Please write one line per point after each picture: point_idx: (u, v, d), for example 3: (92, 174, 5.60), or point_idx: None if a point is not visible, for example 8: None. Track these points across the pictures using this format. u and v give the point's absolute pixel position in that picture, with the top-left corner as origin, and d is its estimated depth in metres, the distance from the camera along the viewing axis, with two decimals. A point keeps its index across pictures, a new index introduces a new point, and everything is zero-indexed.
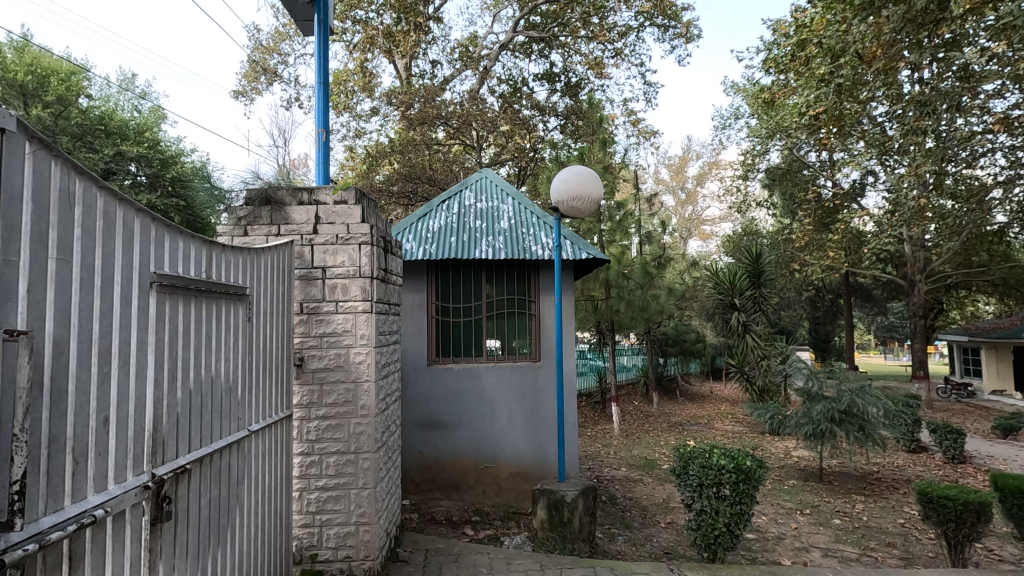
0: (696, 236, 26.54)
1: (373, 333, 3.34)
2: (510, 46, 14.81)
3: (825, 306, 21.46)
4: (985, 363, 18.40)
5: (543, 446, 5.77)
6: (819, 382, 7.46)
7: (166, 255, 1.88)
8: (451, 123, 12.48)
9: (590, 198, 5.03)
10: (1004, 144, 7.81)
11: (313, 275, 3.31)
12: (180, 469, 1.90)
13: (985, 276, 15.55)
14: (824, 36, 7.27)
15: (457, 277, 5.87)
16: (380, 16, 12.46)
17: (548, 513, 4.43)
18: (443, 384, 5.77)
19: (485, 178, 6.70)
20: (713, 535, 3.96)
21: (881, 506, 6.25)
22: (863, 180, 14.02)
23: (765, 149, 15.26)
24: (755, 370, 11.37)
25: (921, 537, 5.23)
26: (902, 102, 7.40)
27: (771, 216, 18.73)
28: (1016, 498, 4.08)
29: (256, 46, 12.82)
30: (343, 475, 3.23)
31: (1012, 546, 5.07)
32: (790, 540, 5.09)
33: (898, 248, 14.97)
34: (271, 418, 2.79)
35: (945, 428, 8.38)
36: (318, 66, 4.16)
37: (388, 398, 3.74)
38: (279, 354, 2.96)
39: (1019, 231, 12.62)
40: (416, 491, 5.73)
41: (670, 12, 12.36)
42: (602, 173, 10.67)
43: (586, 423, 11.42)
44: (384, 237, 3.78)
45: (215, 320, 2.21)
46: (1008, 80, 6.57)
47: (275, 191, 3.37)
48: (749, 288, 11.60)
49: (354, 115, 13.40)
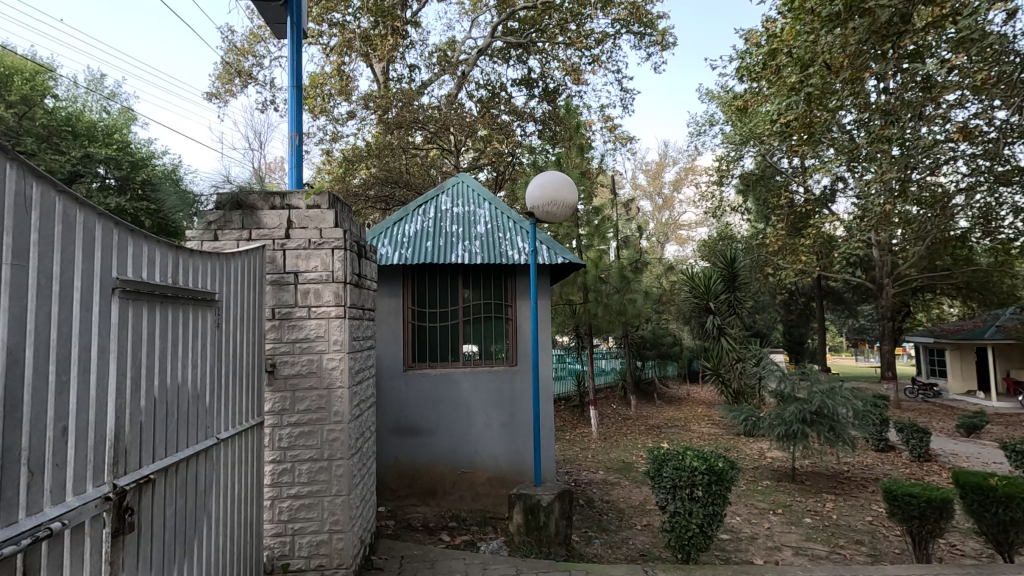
0: (673, 240, 26.93)
1: (347, 339, 3.31)
2: (489, 52, 14.85)
3: (798, 309, 21.92)
4: (949, 364, 19.04)
5: (519, 451, 5.78)
6: (791, 383, 7.60)
7: (129, 259, 1.84)
8: (429, 128, 12.39)
9: (565, 202, 5.06)
10: (966, 152, 8.04)
11: (285, 280, 3.27)
12: (144, 480, 1.86)
13: (949, 279, 16.07)
14: (794, 46, 7.51)
15: (433, 281, 5.85)
16: (357, 20, 12.42)
17: (525, 518, 4.42)
18: (420, 390, 5.73)
19: (462, 183, 6.68)
20: (687, 536, 4.01)
21: (851, 505, 6.40)
22: (834, 187, 14.37)
23: (739, 155, 15.58)
24: (730, 372, 11.57)
25: (888, 534, 5.37)
26: (869, 110, 7.60)
27: (745, 221, 19.10)
28: (976, 494, 4.21)
29: (230, 48, 12.66)
30: (316, 483, 3.19)
31: (974, 541, 5.23)
32: (763, 540, 5.18)
33: (867, 252, 15.38)
34: (241, 426, 2.74)
35: (912, 427, 8.62)
36: (292, 70, 4.11)
37: (362, 404, 3.71)
38: (249, 361, 2.91)
39: (980, 236, 13.06)
40: (392, 498, 5.67)
41: (645, 19, 12.57)
42: (579, 178, 10.76)
43: (564, 427, 11.48)
44: (358, 241, 3.76)
45: (181, 326, 2.16)
46: (968, 90, 6.79)
47: (247, 196, 3.33)
48: (724, 292, 11.80)
49: (331, 118, 13.26)
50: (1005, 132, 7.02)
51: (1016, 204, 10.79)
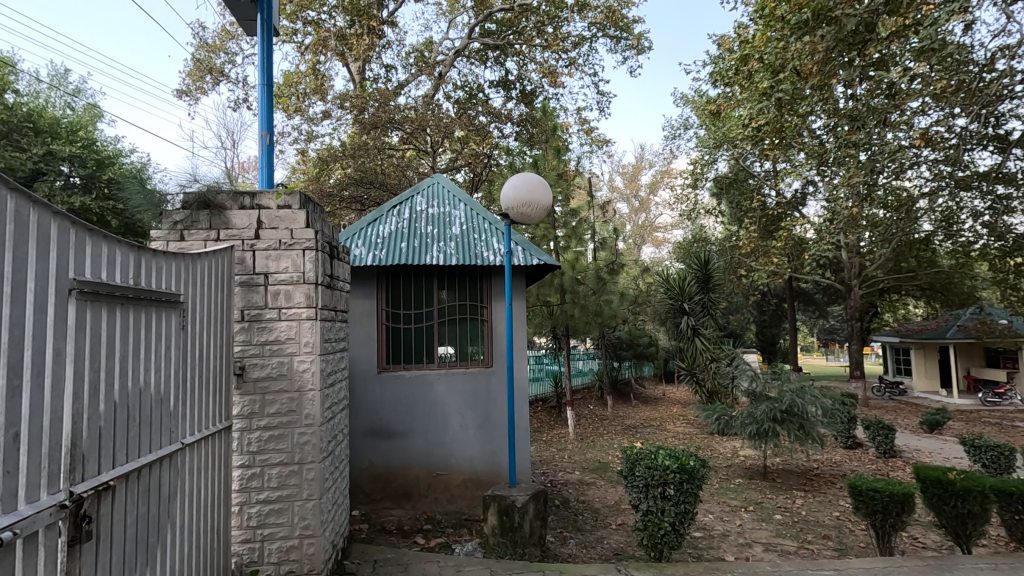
0: (649, 243, 27.31)
1: (318, 341, 3.27)
2: (466, 53, 14.85)
3: (770, 310, 22.39)
4: (914, 362, 19.65)
5: (494, 452, 5.76)
6: (762, 382, 7.73)
7: (87, 260, 1.78)
8: (405, 128, 12.32)
9: (540, 204, 5.07)
10: (929, 158, 8.31)
11: (254, 281, 3.21)
12: (103, 487, 1.80)
13: (914, 280, 16.57)
14: (764, 52, 7.67)
15: (408, 282, 5.81)
16: (332, 19, 12.28)
17: (499, 519, 4.41)
18: (394, 392, 5.69)
19: (437, 184, 6.65)
20: (660, 535, 4.05)
21: (819, 501, 6.55)
22: (804, 190, 14.67)
23: (713, 159, 15.86)
24: (704, 372, 11.73)
25: (854, 528, 5.51)
26: (837, 116, 7.79)
27: (719, 223, 19.44)
28: (935, 488, 4.35)
29: (201, 44, 12.41)
30: (286, 487, 3.14)
31: (934, 534, 5.40)
32: (734, 536, 5.27)
33: (836, 254, 15.78)
34: (207, 430, 2.68)
35: (877, 424, 8.87)
36: (262, 67, 4.05)
37: (334, 406, 3.66)
38: (217, 364, 2.85)
39: (943, 239, 13.49)
40: (367, 501, 5.62)
41: (621, 23, 12.72)
42: (555, 180, 10.82)
43: (541, 428, 11.53)
44: (330, 242, 3.72)
45: (144, 328, 2.11)
46: (930, 98, 7.05)
47: (214, 195, 3.26)
48: (698, 293, 11.99)
49: (306, 118, 13.07)
50: (965, 138, 7.27)
51: (976, 208, 11.19)
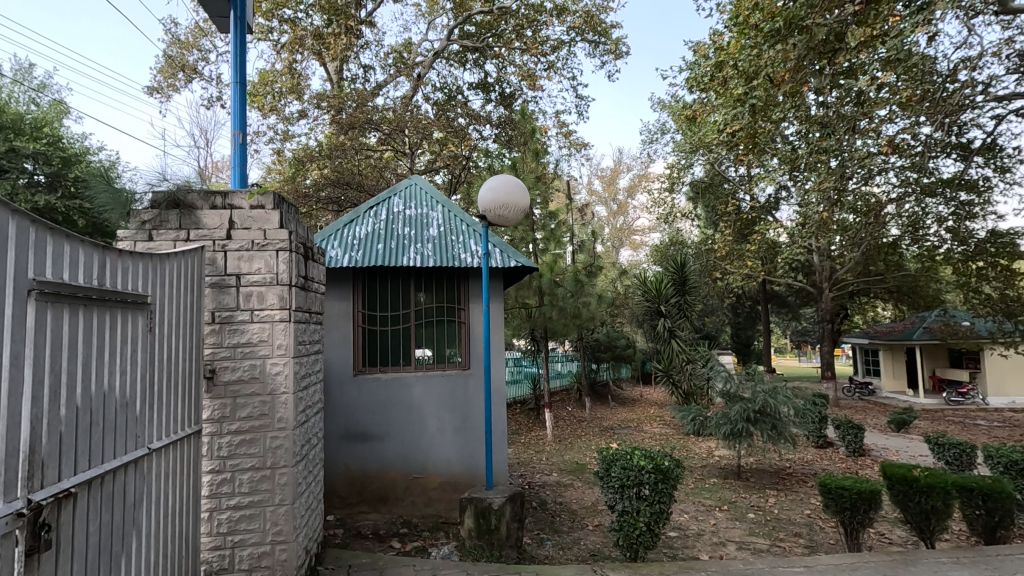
0: (627, 245, 27.59)
1: (292, 343, 3.23)
2: (445, 55, 14.83)
3: (744, 312, 22.80)
4: (882, 363, 20.18)
5: (472, 455, 5.74)
6: (736, 383, 7.84)
7: (48, 259, 1.73)
8: (382, 129, 12.22)
9: (517, 206, 5.08)
10: (896, 165, 8.55)
11: (226, 282, 3.15)
12: (64, 494, 1.74)
13: (882, 283, 17.03)
14: (739, 59, 7.82)
15: (385, 283, 5.78)
16: (308, 17, 12.13)
17: (475, 522, 4.40)
18: (370, 395, 5.64)
19: (414, 185, 6.61)
20: (635, 535, 4.09)
21: (791, 499, 6.68)
22: (777, 195, 14.97)
23: (689, 163, 16.10)
24: (680, 374, 11.87)
25: (824, 526, 5.64)
26: (808, 123, 7.95)
27: (695, 227, 19.72)
28: (901, 485, 4.46)
29: (173, 41, 12.13)
30: (258, 492, 3.08)
31: (900, 529, 5.55)
32: (709, 535, 5.34)
33: (808, 258, 16.14)
34: (175, 435, 2.61)
35: (847, 424, 9.08)
36: (235, 66, 3.98)
37: (308, 410, 3.61)
38: (186, 367, 2.79)
39: (909, 244, 13.89)
40: (342, 505, 5.55)
41: (600, 28, 12.83)
42: (534, 182, 10.86)
43: (519, 430, 11.54)
44: (305, 243, 3.68)
45: (108, 330, 2.05)
46: (897, 107, 7.27)
47: (185, 195, 3.19)
48: (674, 295, 12.14)
49: (282, 117, 12.87)
50: (930, 146, 7.52)
51: (941, 214, 11.54)
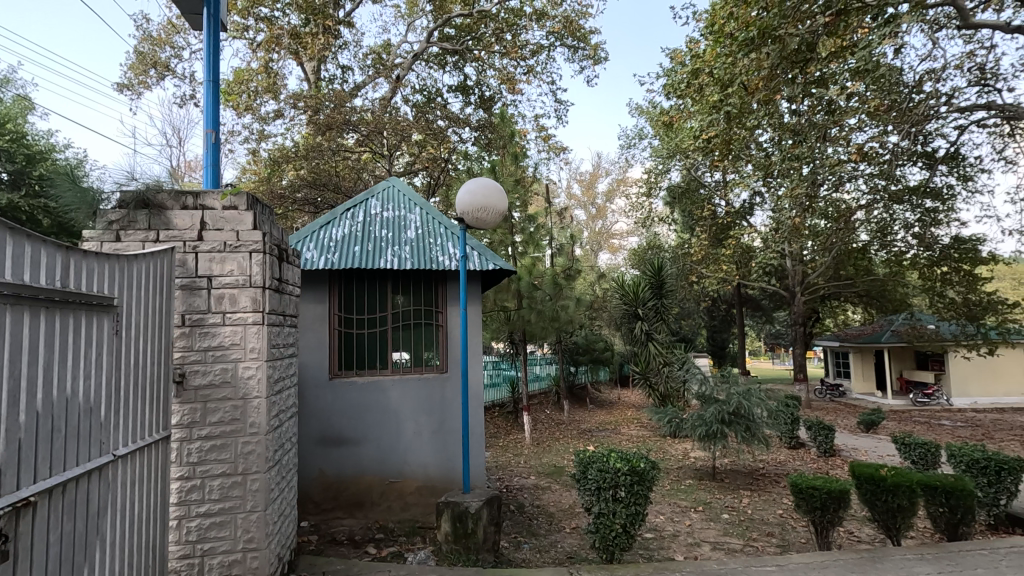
0: (606, 249, 27.81)
1: (265, 346, 3.18)
2: (424, 57, 14.79)
3: (720, 315, 23.16)
4: (852, 365, 20.69)
5: (449, 458, 5.71)
6: (711, 385, 7.95)
7: (8, 260, 1.67)
8: (360, 130, 12.12)
9: (495, 209, 5.08)
10: (866, 172, 8.78)
11: (197, 284, 3.09)
12: (22, 503, 1.68)
13: (852, 287, 17.47)
14: (714, 67, 7.97)
15: (362, 286, 5.73)
16: (285, 16, 11.98)
17: (452, 526, 4.37)
18: (346, 398, 5.57)
19: (393, 187, 6.57)
20: (611, 537, 4.12)
21: (764, 499, 6.81)
22: (752, 201, 15.26)
23: (666, 168, 16.32)
24: (657, 376, 11.99)
25: (796, 525, 5.75)
26: (781, 130, 8.12)
27: (673, 231, 19.98)
28: (869, 484, 4.57)
29: (145, 37, 11.86)
30: (229, 499, 3.02)
31: (868, 528, 5.69)
32: (684, 536, 5.40)
33: (782, 262, 16.48)
34: (142, 441, 2.55)
35: (819, 425, 9.28)
36: (208, 64, 3.91)
37: (282, 414, 3.55)
38: (154, 371, 2.71)
39: (877, 249, 14.28)
40: (317, 511, 5.47)
41: (579, 34, 12.94)
42: (513, 186, 10.88)
43: (498, 434, 11.52)
44: (279, 245, 3.62)
45: (71, 334, 1.98)
46: (865, 116, 7.49)
47: (155, 195, 3.11)
48: (651, 299, 12.27)
49: (258, 117, 12.67)
50: (897, 154, 7.76)
51: (908, 220, 11.89)
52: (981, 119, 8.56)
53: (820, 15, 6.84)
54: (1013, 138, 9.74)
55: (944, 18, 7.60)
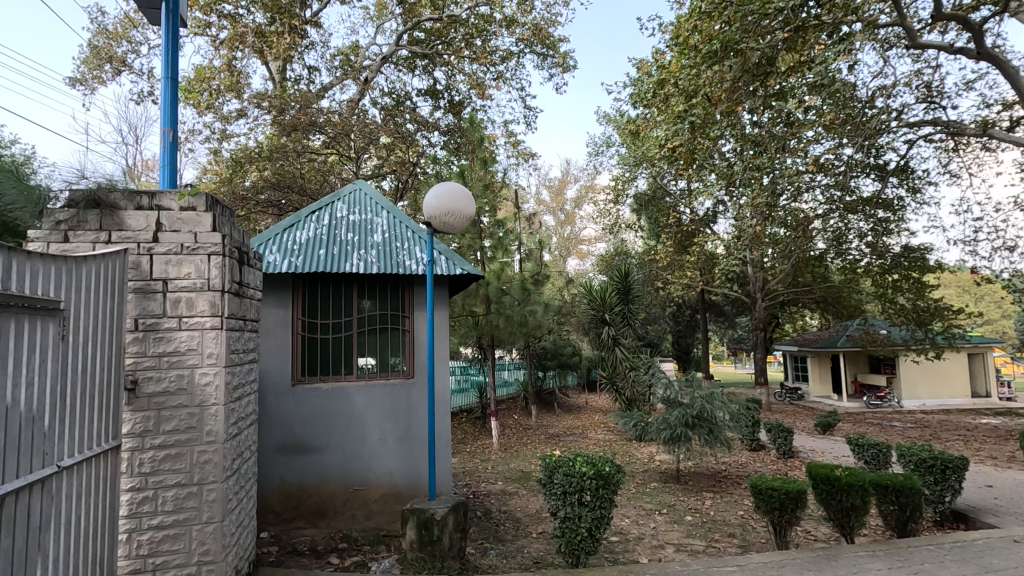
0: (574, 255, 28.11)
1: (223, 352, 3.08)
2: (393, 59, 14.66)
3: (684, 320, 23.64)
4: (810, 369, 21.37)
5: (415, 465, 5.64)
6: (676, 390, 8.06)
7: None
8: (327, 131, 11.91)
9: (463, 214, 5.06)
10: (822, 183, 9.11)
11: (151, 288, 2.97)
12: None
13: (809, 293, 18.05)
14: (679, 78, 8.13)
15: (326, 290, 5.63)
16: (250, 14, 11.72)
17: (417, 533, 4.32)
18: (309, 405, 5.45)
19: (360, 190, 6.48)
20: (577, 541, 4.14)
21: (726, 501, 6.97)
22: (715, 209, 15.66)
23: (634, 176, 16.60)
24: (624, 381, 12.13)
25: (756, 525, 5.89)
26: (743, 141, 8.35)
27: (639, 237, 20.30)
28: (824, 484, 4.72)
29: (100, 30, 11.41)
30: (183, 510, 2.91)
31: (825, 527, 5.87)
32: (649, 539, 5.46)
33: (743, 269, 16.96)
34: (89, 452, 2.43)
35: (778, 427, 9.54)
36: (166, 61, 3.78)
37: (240, 422, 3.44)
38: (104, 379, 2.60)
39: (833, 257, 14.81)
40: (277, 521, 5.33)
41: (548, 41, 13.07)
42: (482, 191, 10.91)
43: (465, 439, 11.44)
44: (240, 248, 3.52)
45: (13, 340, 1.89)
46: (822, 129, 7.80)
47: (107, 194, 2.97)
48: (618, 304, 12.44)
49: (219, 116, 12.32)
50: (852, 165, 8.09)
51: (862, 230, 12.38)
52: (928, 135, 9.02)
53: (779, 31, 7.11)
54: (958, 153, 10.27)
55: (894, 37, 7.98)
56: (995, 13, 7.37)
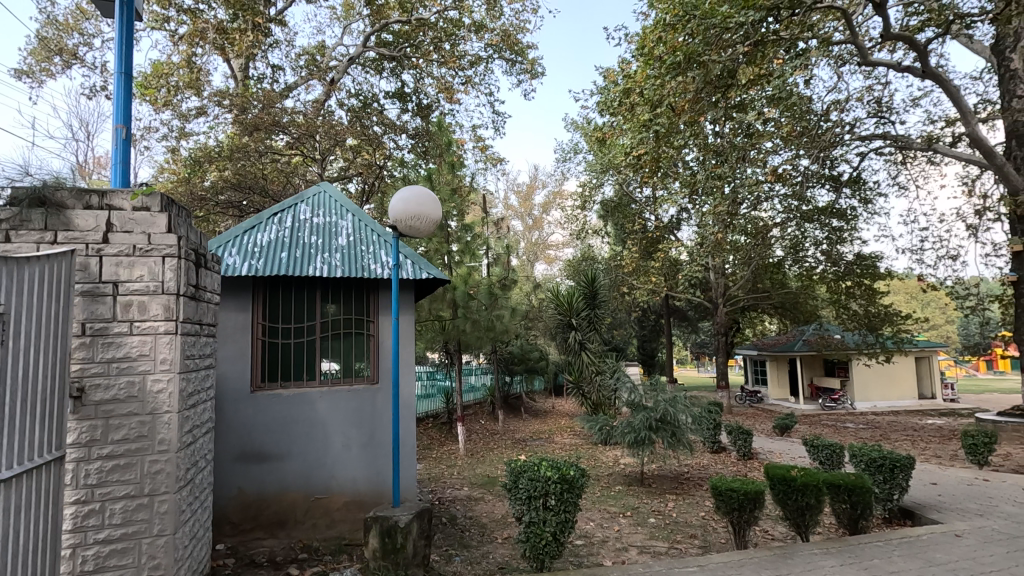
0: (542, 260, 28.27)
1: (177, 358, 3.01)
2: (360, 61, 14.49)
3: (649, 325, 24.06)
4: (769, 373, 22.03)
5: (379, 472, 5.56)
6: (640, 393, 8.16)
7: None
8: (291, 132, 11.65)
9: (429, 218, 5.03)
10: (781, 193, 9.41)
11: (100, 291, 2.84)
12: None
13: (768, 299, 18.59)
14: (644, 88, 8.26)
15: (288, 294, 5.51)
16: (211, 10, 11.39)
17: (380, 542, 4.24)
18: (268, 412, 5.30)
19: (323, 192, 6.36)
20: (541, 545, 4.13)
21: (688, 503, 7.10)
22: (678, 216, 16.00)
23: (600, 182, 16.83)
24: (590, 385, 12.23)
25: (716, 526, 6.02)
26: (706, 151, 8.57)
27: (606, 243, 20.57)
28: (781, 485, 4.87)
29: (49, 21, 10.91)
30: (132, 523, 2.79)
31: (782, 526, 6.04)
32: (612, 542, 5.52)
33: (706, 275, 17.37)
34: (28, 465, 2.29)
35: (738, 430, 9.77)
36: (120, 55, 3.64)
37: (195, 430, 3.32)
38: (47, 386, 2.46)
39: (790, 264, 15.30)
40: (234, 533, 5.16)
41: (517, 47, 13.13)
42: (449, 194, 10.88)
43: (431, 445, 11.33)
44: (197, 250, 3.41)
45: None
46: (780, 141, 8.07)
47: (53, 192, 2.81)
48: (584, 309, 12.56)
49: (178, 113, 11.91)
50: (807, 176, 8.39)
51: (818, 238, 12.84)
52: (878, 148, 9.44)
53: (740, 45, 7.33)
54: (905, 165, 10.79)
55: (847, 54, 8.33)
56: (938, 35, 7.79)
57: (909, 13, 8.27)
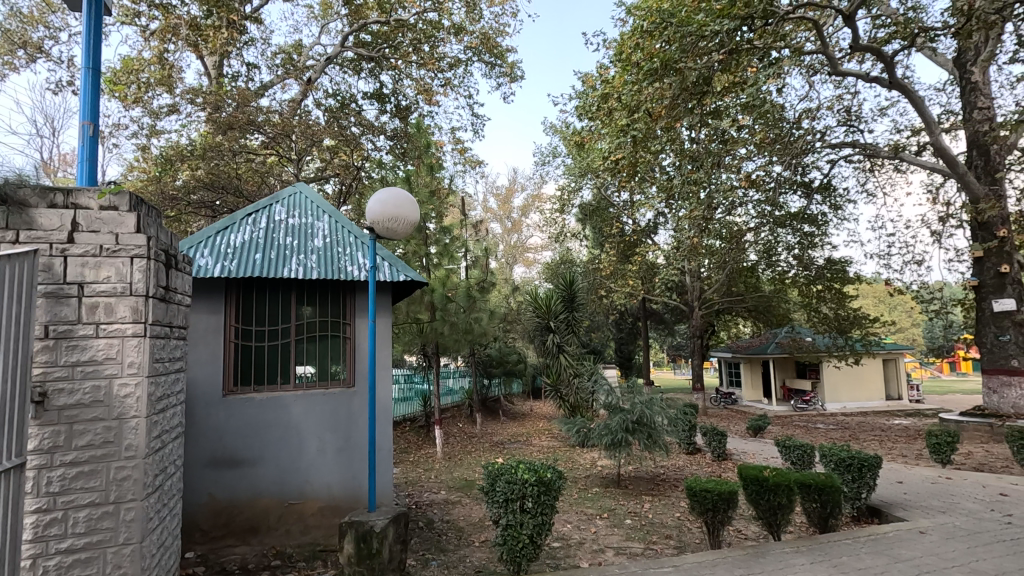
0: (521, 263, 28.31)
1: (146, 361, 2.93)
2: (338, 61, 14.35)
3: (627, 328, 24.28)
4: (743, 375, 22.41)
5: (354, 476, 5.49)
6: (617, 395, 8.23)
7: None
8: (266, 131, 11.46)
9: (407, 220, 4.99)
10: (754, 199, 9.60)
11: (65, 292, 2.76)
12: None
13: (742, 303, 18.93)
14: (622, 93, 8.35)
15: (262, 297, 5.42)
16: (184, 5, 11.15)
17: (356, 547, 4.19)
18: (241, 416, 5.20)
19: (299, 193, 6.27)
20: (518, 548, 4.12)
21: (664, 504, 7.18)
22: (655, 220, 16.20)
23: (578, 186, 16.95)
24: (567, 387, 12.27)
25: (690, 526, 6.10)
26: (682, 156, 8.70)
27: (584, 247, 20.71)
28: (754, 485, 4.96)
29: (13, 13, 10.57)
30: (97, 532, 2.71)
31: (755, 526, 6.15)
32: (589, 543, 5.54)
33: (682, 279, 17.60)
34: None
35: (713, 431, 9.92)
36: (87, 50, 3.54)
37: (164, 436, 3.24)
38: (8, 390, 2.36)
39: (763, 268, 15.62)
40: (204, 540, 5.04)
41: (496, 51, 13.15)
42: (427, 196, 10.83)
43: (408, 449, 11.25)
44: (167, 250, 3.34)
45: None
46: (754, 147, 8.22)
47: (14, 190, 2.71)
48: (562, 312, 12.61)
49: (149, 110, 11.63)
50: (780, 182, 8.58)
51: (790, 243, 13.13)
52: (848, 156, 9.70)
53: (715, 53, 7.47)
54: (873, 172, 11.11)
55: (818, 64, 8.55)
56: (903, 47, 8.06)
57: (878, 25, 8.53)
